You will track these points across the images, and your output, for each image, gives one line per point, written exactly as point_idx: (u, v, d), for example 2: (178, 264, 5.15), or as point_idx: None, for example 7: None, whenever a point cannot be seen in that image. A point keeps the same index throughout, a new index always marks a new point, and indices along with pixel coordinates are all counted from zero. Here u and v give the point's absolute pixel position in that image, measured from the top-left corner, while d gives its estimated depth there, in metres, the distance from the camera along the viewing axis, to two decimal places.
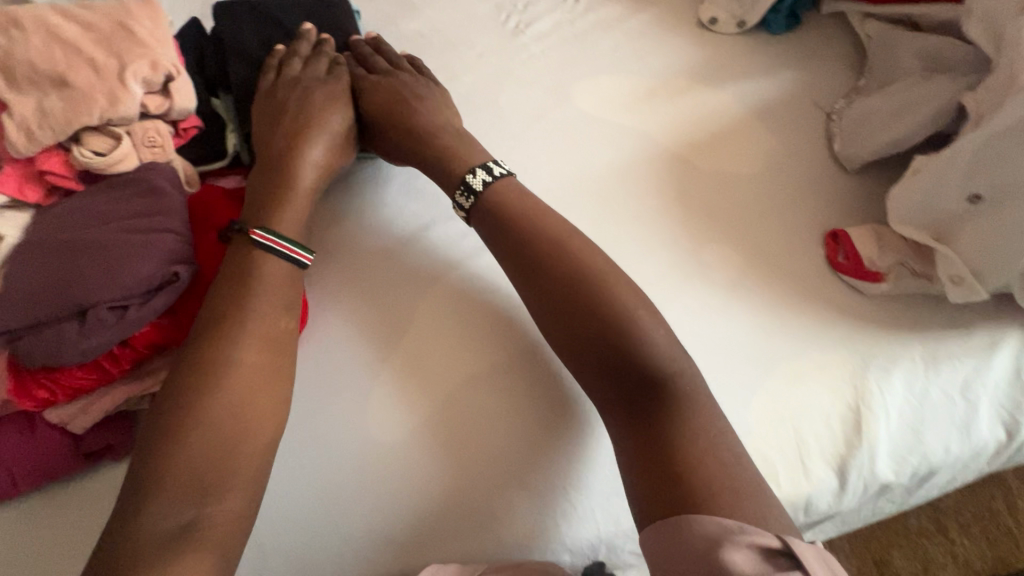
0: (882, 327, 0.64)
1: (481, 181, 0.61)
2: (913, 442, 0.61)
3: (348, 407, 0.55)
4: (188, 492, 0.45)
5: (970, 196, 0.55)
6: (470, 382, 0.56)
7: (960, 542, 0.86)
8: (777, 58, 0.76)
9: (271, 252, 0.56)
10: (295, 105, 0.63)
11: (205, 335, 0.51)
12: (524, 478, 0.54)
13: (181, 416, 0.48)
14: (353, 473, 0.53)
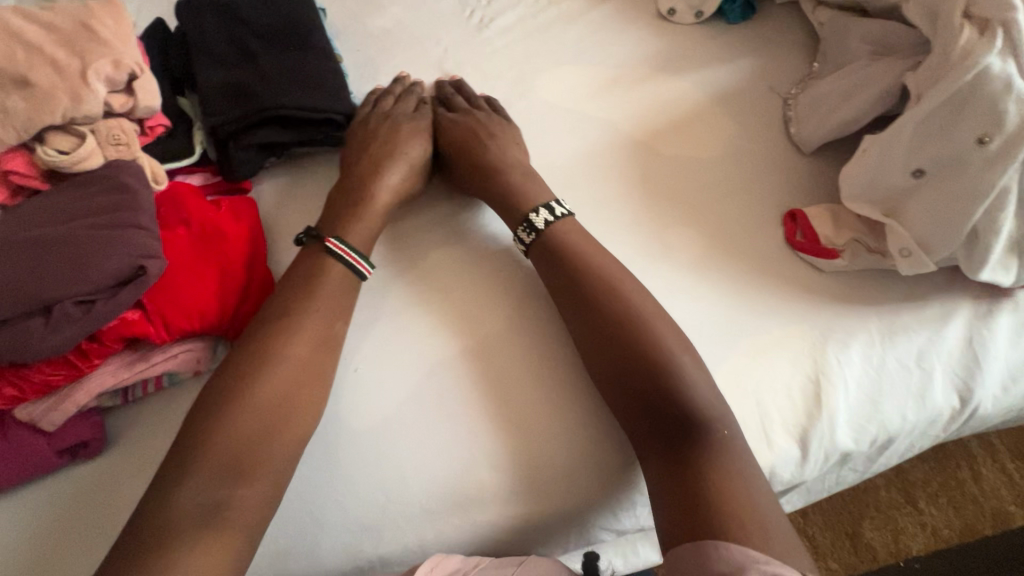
0: (840, 303, 0.66)
1: (543, 219, 0.64)
2: (872, 410, 0.63)
3: (386, 409, 0.58)
4: (223, 473, 0.49)
5: (916, 172, 0.56)
6: (498, 381, 0.59)
7: (929, 512, 0.89)
8: (736, 46, 0.77)
9: (338, 259, 0.61)
10: (381, 140, 0.68)
11: (257, 336, 0.56)
12: (535, 471, 0.57)
13: (227, 402, 0.52)
14: (382, 473, 0.55)
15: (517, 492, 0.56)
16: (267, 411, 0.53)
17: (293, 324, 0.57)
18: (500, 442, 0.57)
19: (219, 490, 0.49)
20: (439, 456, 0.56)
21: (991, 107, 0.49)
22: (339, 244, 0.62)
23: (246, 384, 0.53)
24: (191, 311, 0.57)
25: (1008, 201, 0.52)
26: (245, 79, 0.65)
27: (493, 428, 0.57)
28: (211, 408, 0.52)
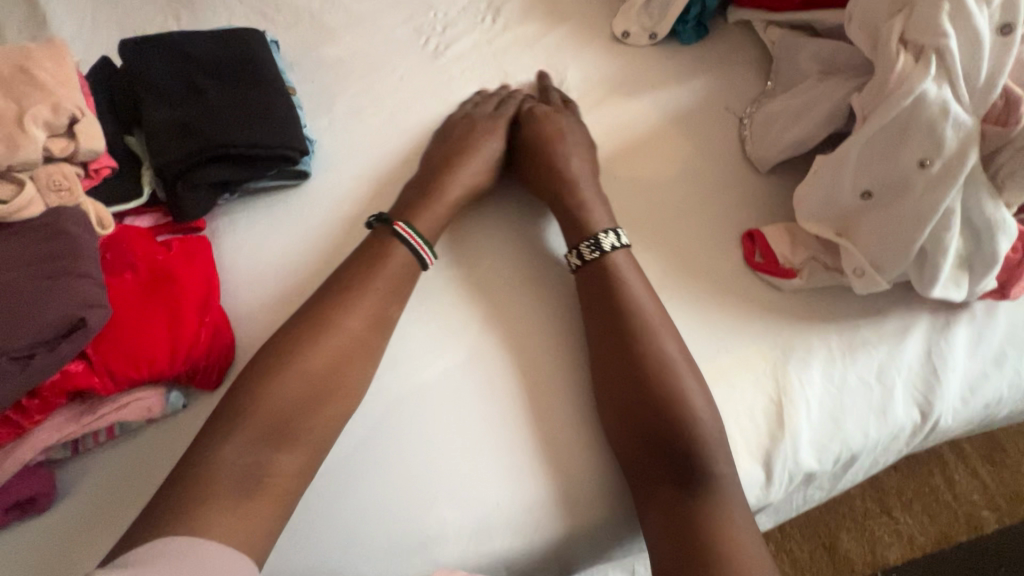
0: (800, 320, 0.66)
1: (610, 242, 0.65)
2: (834, 429, 0.63)
3: (411, 408, 0.60)
4: (266, 438, 0.53)
5: (864, 193, 0.56)
6: (527, 367, 0.62)
7: (904, 520, 0.89)
8: (689, 66, 0.78)
9: (404, 243, 0.65)
10: (456, 138, 0.71)
11: (314, 311, 0.60)
12: (549, 464, 0.59)
13: (283, 364, 0.56)
14: (401, 473, 0.57)
15: (497, 515, 0.57)
16: (313, 381, 0.56)
17: (347, 303, 0.60)
18: (482, 465, 0.58)
19: (260, 456, 0.53)
20: (420, 482, 0.57)
21: (930, 131, 0.50)
22: (408, 229, 0.65)
23: (297, 353, 0.57)
24: (138, 359, 0.55)
25: (952, 221, 0.53)
26: (193, 117, 0.64)
27: (475, 455, 0.58)
28: (262, 371, 0.56)
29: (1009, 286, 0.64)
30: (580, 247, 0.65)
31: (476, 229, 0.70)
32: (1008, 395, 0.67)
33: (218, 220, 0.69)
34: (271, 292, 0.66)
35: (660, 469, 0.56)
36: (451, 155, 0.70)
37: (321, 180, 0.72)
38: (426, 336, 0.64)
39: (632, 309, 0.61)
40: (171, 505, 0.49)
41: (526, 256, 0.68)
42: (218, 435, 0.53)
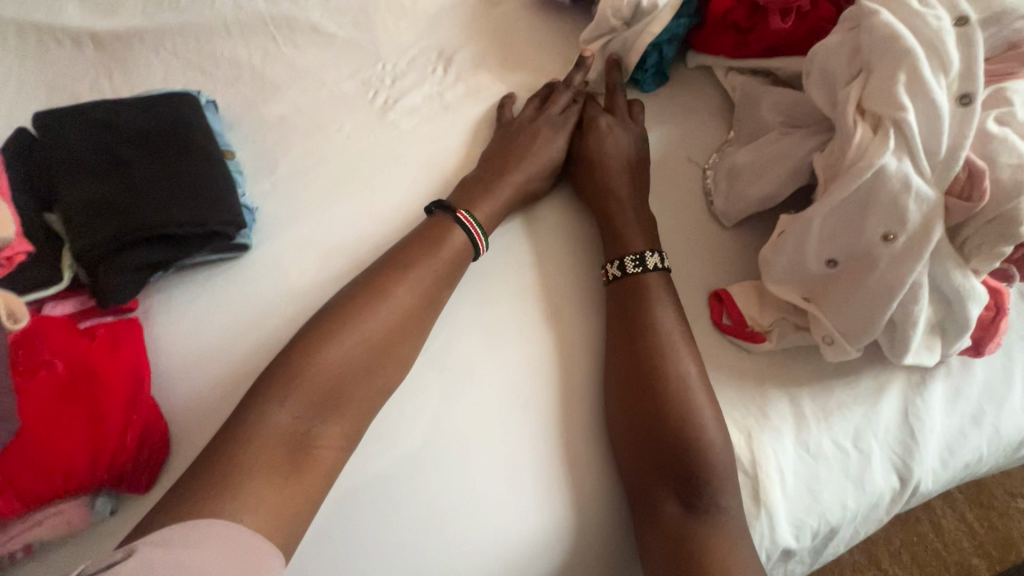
0: (771, 384, 0.63)
1: (653, 262, 0.65)
2: (811, 501, 0.59)
3: (443, 401, 0.60)
4: (317, 402, 0.54)
5: (829, 262, 0.54)
6: (563, 355, 0.63)
7: (892, 572, 0.86)
8: (649, 115, 0.76)
9: (463, 230, 0.66)
10: (522, 140, 0.73)
11: (368, 284, 0.61)
12: (579, 447, 0.59)
13: (340, 329, 0.58)
14: (431, 465, 0.57)
15: (517, 517, 0.56)
16: (365, 355, 0.57)
17: (396, 279, 0.62)
18: (490, 488, 0.56)
19: (309, 426, 0.53)
20: (388, 559, 0.53)
21: (892, 205, 0.47)
22: (468, 217, 0.67)
23: (352, 326, 0.58)
24: (51, 475, 0.51)
25: (921, 293, 0.50)
26: (118, 195, 0.60)
27: (469, 498, 0.56)
28: (317, 339, 0.57)
29: (985, 343, 0.61)
30: (624, 260, 0.64)
31: (529, 223, 0.71)
32: (988, 454, 0.64)
33: (152, 297, 0.65)
34: (301, 291, 0.66)
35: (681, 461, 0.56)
36: (513, 159, 0.71)
37: (263, 249, 0.68)
38: (469, 328, 0.64)
39: (659, 301, 0.63)
40: (215, 474, 0.48)
41: (572, 246, 0.70)
42: (264, 402, 0.53)
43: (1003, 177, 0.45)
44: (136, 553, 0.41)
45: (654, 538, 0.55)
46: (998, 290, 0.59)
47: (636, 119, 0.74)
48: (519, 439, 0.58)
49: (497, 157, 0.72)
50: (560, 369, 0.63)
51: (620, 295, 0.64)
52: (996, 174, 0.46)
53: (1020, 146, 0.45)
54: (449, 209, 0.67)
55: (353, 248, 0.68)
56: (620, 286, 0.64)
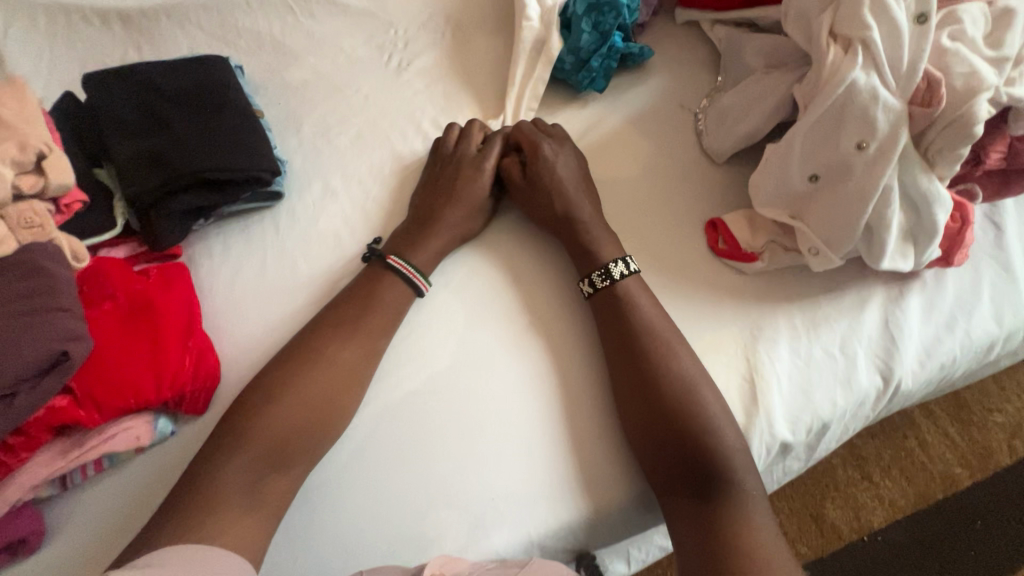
0: (763, 300, 0.69)
1: (620, 271, 0.65)
2: (804, 401, 0.66)
3: (405, 423, 0.62)
4: (266, 458, 0.55)
5: (812, 177, 0.61)
6: (517, 379, 0.64)
7: (884, 485, 0.96)
8: (643, 67, 0.82)
9: (398, 274, 0.66)
10: (444, 189, 0.71)
11: (310, 335, 0.62)
12: (537, 468, 0.61)
13: (283, 380, 0.59)
14: (399, 484, 0.59)
15: (528, 457, 0.61)
16: (308, 413, 0.57)
17: (342, 322, 0.63)
18: (494, 444, 0.61)
19: (257, 482, 0.54)
20: (418, 485, 0.59)
21: (864, 115, 0.54)
22: (401, 261, 0.67)
23: (294, 385, 0.58)
24: (125, 389, 0.56)
25: (892, 198, 0.57)
26: (162, 146, 0.66)
27: (439, 512, 0.58)
28: (259, 400, 0.57)
29: (953, 254, 0.68)
30: (592, 275, 0.66)
31: (478, 254, 0.71)
32: (961, 356, 0.71)
33: (194, 245, 0.70)
34: (287, 296, 0.68)
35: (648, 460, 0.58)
36: (436, 210, 0.70)
37: (295, 198, 0.73)
38: (422, 359, 0.65)
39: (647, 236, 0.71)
40: (176, 516, 0.50)
41: (531, 261, 0.71)
42: (212, 463, 0.53)
43: (957, 84, 0.53)
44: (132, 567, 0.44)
45: (670, 499, 0.57)
46: (962, 203, 0.66)
47: (569, 141, 0.74)
48: (528, 383, 0.64)
49: (431, 205, 0.70)
50: (572, 294, 0.69)
51: (601, 311, 0.65)
52: (950, 83, 0.53)
53: (969, 58, 0.53)
54: (382, 256, 0.68)
55: (376, 196, 0.74)
56: (596, 304, 0.65)
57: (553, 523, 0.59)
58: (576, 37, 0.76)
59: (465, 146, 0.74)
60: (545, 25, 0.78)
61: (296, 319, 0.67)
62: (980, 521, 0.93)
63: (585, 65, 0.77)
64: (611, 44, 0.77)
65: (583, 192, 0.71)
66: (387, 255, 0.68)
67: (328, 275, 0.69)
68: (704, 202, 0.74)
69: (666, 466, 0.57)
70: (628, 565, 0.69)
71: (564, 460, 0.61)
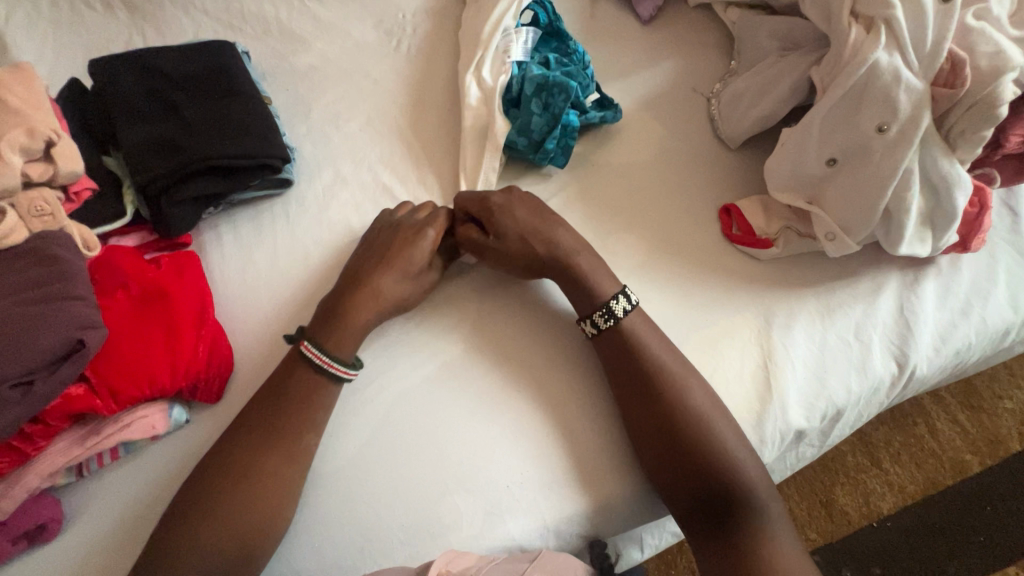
0: (777, 287, 0.68)
1: (623, 307, 0.62)
2: (819, 387, 0.65)
3: (383, 456, 0.60)
4: (225, 523, 0.52)
5: (829, 161, 0.60)
6: (497, 408, 0.62)
7: (893, 471, 0.96)
8: (655, 50, 0.81)
9: (311, 363, 0.59)
10: (378, 258, 0.64)
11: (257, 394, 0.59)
12: (534, 476, 0.60)
13: (234, 446, 0.55)
14: (392, 508, 0.58)
15: (541, 443, 0.61)
16: (266, 470, 0.54)
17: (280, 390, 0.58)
18: (488, 451, 0.60)
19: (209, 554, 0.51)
20: (432, 472, 0.59)
21: (885, 96, 0.54)
22: (314, 348, 0.59)
23: (256, 446, 0.55)
24: (139, 378, 0.56)
25: (912, 181, 0.57)
26: (173, 133, 0.65)
27: (445, 518, 0.58)
28: (221, 476, 0.54)
29: (970, 239, 0.68)
30: (594, 316, 0.62)
31: (441, 296, 0.68)
32: (976, 342, 0.70)
33: (204, 233, 0.70)
34: (281, 306, 0.66)
35: (657, 463, 0.58)
36: (368, 280, 0.63)
37: (305, 185, 0.72)
38: (385, 402, 0.62)
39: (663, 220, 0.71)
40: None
41: (503, 295, 0.68)
42: (184, 540, 0.51)
43: (982, 65, 0.52)
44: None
45: (683, 490, 0.56)
46: (980, 187, 0.65)
47: (526, 195, 0.68)
48: (534, 375, 0.64)
49: (361, 276, 0.63)
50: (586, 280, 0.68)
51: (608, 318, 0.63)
52: (976, 64, 0.53)
53: (994, 37, 0.53)
54: (298, 340, 0.61)
55: (385, 184, 0.73)
56: (602, 345, 0.62)
57: (569, 507, 0.60)
58: (527, 118, 0.70)
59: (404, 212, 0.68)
60: (487, 106, 0.73)
61: (308, 307, 0.66)
62: (989, 506, 0.94)
63: (541, 146, 0.71)
64: (565, 123, 0.70)
65: (555, 229, 0.65)
66: (301, 339, 0.60)
67: (339, 262, 0.69)
68: (718, 188, 0.73)
69: (670, 473, 0.57)
70: (642, 551, 0.69)
71: (577, 445, 0.61)
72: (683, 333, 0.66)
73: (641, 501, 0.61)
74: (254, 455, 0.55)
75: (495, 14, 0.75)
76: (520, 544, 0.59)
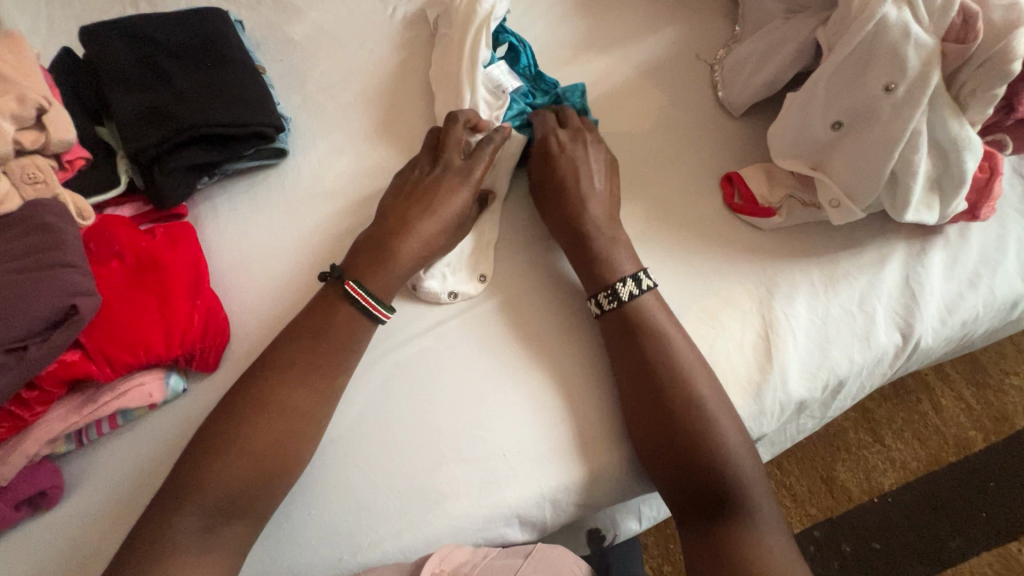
0: (780, 257, 0.67)
1: (629, 291, 0.60)
2: (821, 358, 0.64)
3: (373, 440, 0.59)
4: (218, 514, 0.50)
5: (835, 125, 0.59)
6: (485, 393, 0.61)
7: (896, 448, 0.95)
8: (658, 16, 0.79)
9: (275, 395, 0.54)
10: (422, 195, 0.63)
11: (260, 376, 0.55)
12: (529, 448, 0.60)
13: (223, 435, 0.52)
14: (385, 485, 0.58)
15: (538, 411, 0.61)
16: (256, 460, 0.52)
17: (269, 396, 0.54)
18: (482, 425, 0.60)
19: (206, 539, 0.49)
20: (428, 444, 0.59)
21: (893, 54, 0.53)
22: (359, 289, 0.59)
23: (242, 430, 0.52)
24: (133, 346, 0.56)
25: (920, 143, 0.55)
26: (165, 103, 0.64)
27: (441, 491, 0.58)
28: (201, 453, 0.51)
29: (979, 208, 0.66)
30: (600, 296, 0.61)
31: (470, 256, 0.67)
32: (983, 313, 0.69)
33: (199, 205, 0.69)
34: (272, 289, 0.66)
35: (666, 444, 0.55)
36: (406, 220, 0.62)
37: (300, 156, 0.72)
38: (368, 394, 0.61)
39: (662, 194, 0.70)
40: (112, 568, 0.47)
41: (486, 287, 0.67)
42: (161, 519, 0.48)
43: (996, 18, 0.51)
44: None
45: (688, 473, 0.54)
46: (990, 152, 0.63)
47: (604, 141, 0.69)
48: (531, 351, 0.64)
49: (405, 212, 0.63)
50: None
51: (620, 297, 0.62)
52: (989, 17, 0.51)
53: None
54: (340, 279, 0.60)
55: (380, 153, 0.72)
56: (603, 337, 0.61)
57: (564, 476, 0.59)
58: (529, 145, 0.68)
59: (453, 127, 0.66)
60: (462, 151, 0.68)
61: (303, 279, 0.66)
62: (993, 483, 0.93)
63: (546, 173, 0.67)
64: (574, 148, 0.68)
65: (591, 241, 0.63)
66: (346, 278, 0.60)
67: (334, 234, 0.68)
68: (721, 157, 0.72)
69: (668, 451, 0.55)
70: (640, 523, 0.69)
71: (576, 413, 0.61)
72: (679, 304, 0.65)
73: (637, 470, 0.61)
74: (236, 429, 0.52)
75: (469, 42, 0.70)
76: (518, 513, 0.59)
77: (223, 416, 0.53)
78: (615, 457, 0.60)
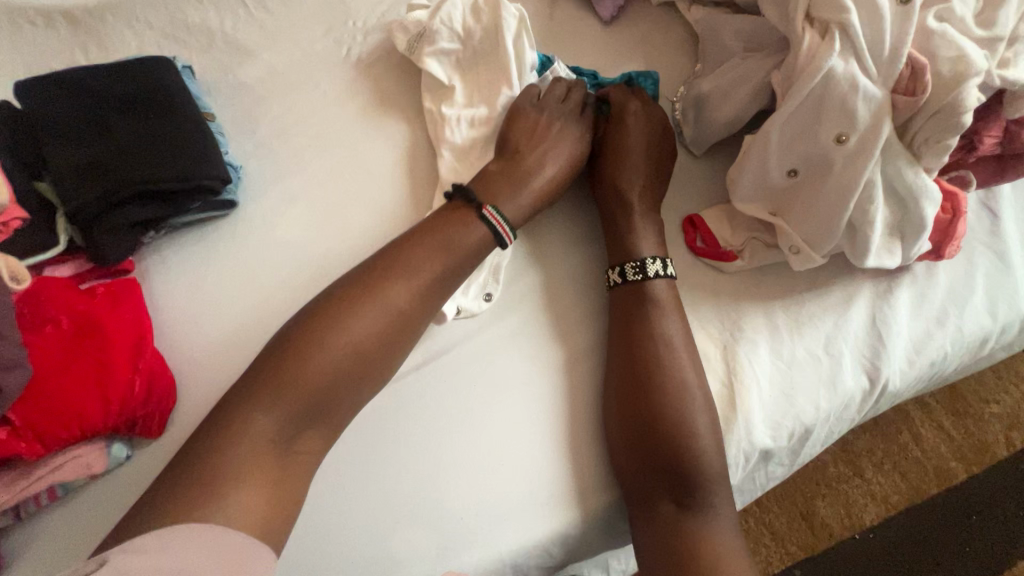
0: (745, 300, 0.66)
1: (654, 270, 0.62)
2: (787, 405, 0.62)
3: (321, 508, 0.56)
4: (305, 411, 0.49)
5: (790, 172, 0.58)
6: (440, 456, 0.59)
7: (875, 480, 0.94)
8: (619, 53, 0.78)
9: (394, 282, 0.55)
10: (526, 135, 0.68)
11: (379, 261, 0.57)
12: (489, 509, 0.57)
13: (332, 318, 0.53)
14: (338, 555, 0.55)
15: (511, 460, 0.59)
16: (357, 352, 0.52)
17: (385, 284, 0.55)
18: (444, 479, 0.58)
19: (289, 447, 0.49)
20: (387, 502, 0.57)
21: (843, 104, 0.52)
22: (495, 214, 0.61)
23: (351, 314, 0.53)
24: (68, 417, 0.54)
25: (875, 193, 0.54)
26: (106, 158, 0.63)
27: (398, 554, 0.56)
28: (306, 335, 0.51)
29: (944, 247, 0.65)
30: (625, 266, 0.63)
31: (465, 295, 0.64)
32: (952, 353, 0.67)
33: (147, 259, 0.67)
34: (223, 350, 0.63)
35: (649, 486, 0.55)
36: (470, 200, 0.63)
37: (250, 205, 0.70)
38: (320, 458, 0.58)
39: None
40: None
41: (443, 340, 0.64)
42: (247, 407, 0.48)
43: (944, 71, 0.50)
44: (111, 560, 0.39)
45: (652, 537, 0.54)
46: (954, 193, 0.62)
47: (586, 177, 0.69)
48: (491, 405, 0.61)
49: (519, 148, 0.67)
50: (556, 310, 0.66)
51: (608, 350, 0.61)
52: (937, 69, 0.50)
53: (958, 40, 0.50)
54: (474, 202, 0.62)
55: (337, 199, 0.70)
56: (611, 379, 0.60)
57: (522, 541, 0.57)
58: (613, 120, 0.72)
59: (551, 90, 0.72)
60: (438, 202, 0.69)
61: (253, 338, 0.64)
62: (974, 516, 0.91)
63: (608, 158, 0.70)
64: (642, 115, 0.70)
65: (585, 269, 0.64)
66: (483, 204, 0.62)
67: (289, 286, 0.66)
68: (684, 200, 0.70)
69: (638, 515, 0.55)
70: None
71: (538, 471, 0.59)
72: None
73: (599, 528, 0.59)
74: (350, 315, 0.53)
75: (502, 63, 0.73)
76: None
77: (334, 299, 0.54)
78: (576, 517, 0.58)
